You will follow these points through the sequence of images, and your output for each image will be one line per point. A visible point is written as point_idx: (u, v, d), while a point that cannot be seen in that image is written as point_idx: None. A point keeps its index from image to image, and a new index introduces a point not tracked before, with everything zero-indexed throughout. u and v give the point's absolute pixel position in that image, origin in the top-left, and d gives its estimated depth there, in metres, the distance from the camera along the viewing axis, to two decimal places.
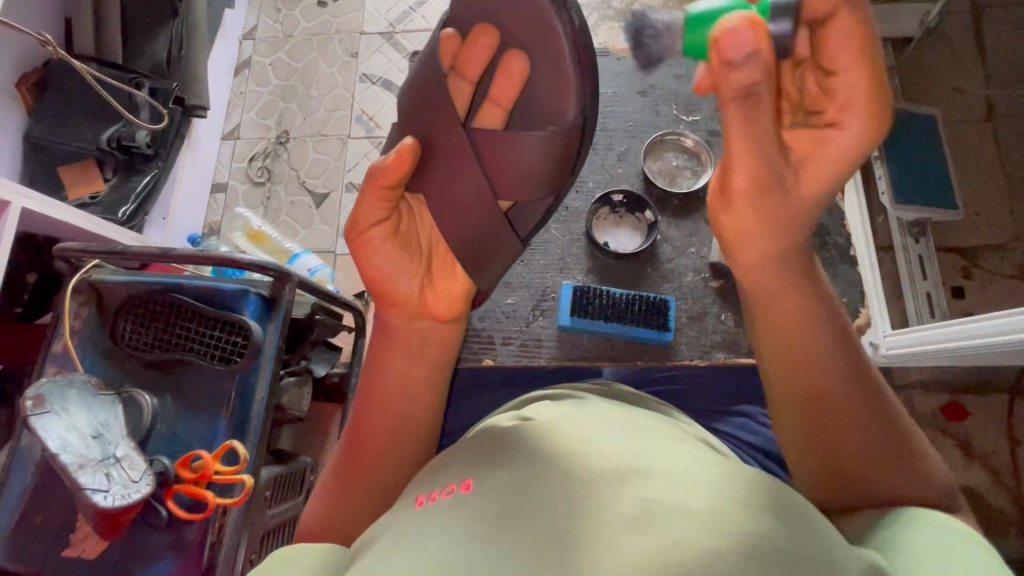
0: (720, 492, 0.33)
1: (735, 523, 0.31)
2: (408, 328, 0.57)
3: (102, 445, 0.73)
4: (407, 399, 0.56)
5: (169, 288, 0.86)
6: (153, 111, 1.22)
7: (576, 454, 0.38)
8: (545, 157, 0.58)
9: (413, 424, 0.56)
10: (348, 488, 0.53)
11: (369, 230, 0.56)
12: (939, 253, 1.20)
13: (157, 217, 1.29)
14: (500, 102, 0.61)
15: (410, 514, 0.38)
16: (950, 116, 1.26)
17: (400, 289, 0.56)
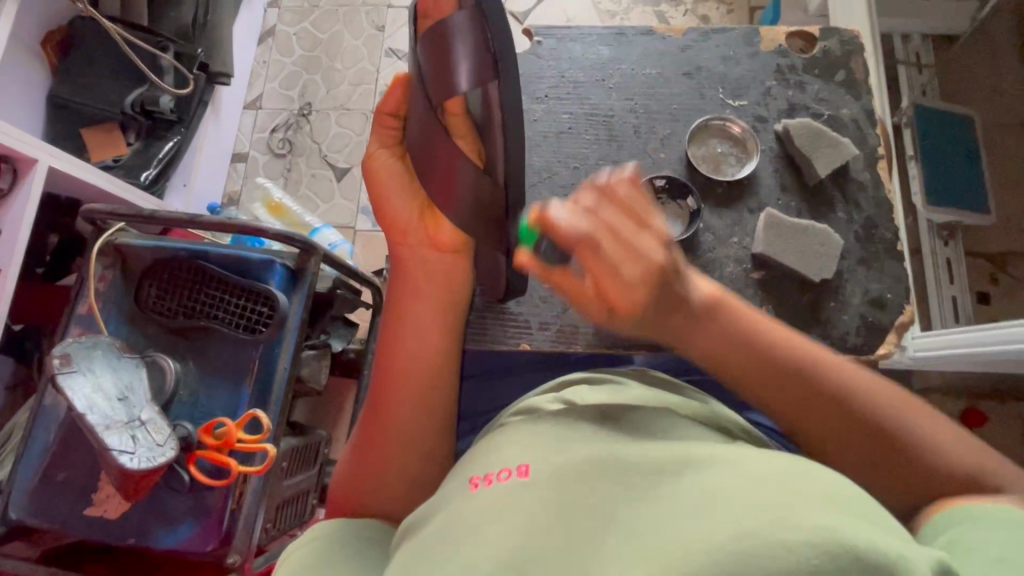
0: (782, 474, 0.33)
1: (799, 506, 0.30)
2: (410, 261, 0.59)
3: (128, 408, 0.74)
4: (418, 357, 0.57)
5: (195, 255, 0.86)
6: (177, 76, 1.21)
7: (624, 447, 0.38)
8: (471, 67, 0.48)
9: (434, 390, 0.57)
10: (377, 463, 0.54)
11: (380, 164, 0.61)
12: (968, 258, 1.18)
13: (178, 184, 1.29)
14: (438, 14, 0.50)
15: (461, 496, 0.38)
16: (987, 118, 1.23)
17: (400, 217, 0.60)
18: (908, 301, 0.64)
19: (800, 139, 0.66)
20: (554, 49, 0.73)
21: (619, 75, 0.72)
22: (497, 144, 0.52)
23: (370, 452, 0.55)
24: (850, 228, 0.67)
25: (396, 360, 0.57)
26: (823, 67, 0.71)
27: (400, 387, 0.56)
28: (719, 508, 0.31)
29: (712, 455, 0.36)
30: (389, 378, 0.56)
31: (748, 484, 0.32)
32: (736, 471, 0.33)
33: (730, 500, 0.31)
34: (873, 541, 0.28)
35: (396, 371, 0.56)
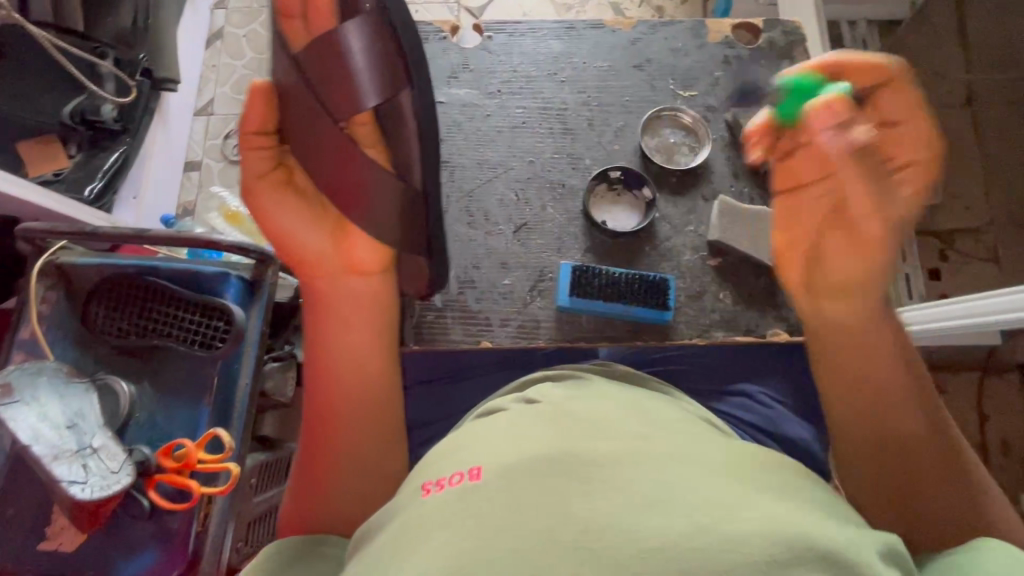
0: (735, 474, 0.34)
1: (754, 502, 0.31)
2: (327, 290, 0.58)
3: (77, 435, 0.70)
4: (350, 371, 0.55)
5: (143, 271, 0.82)
6: (119, 84, 1.16)
7: (582, 441, 0.37)
8: (376, 63, 0.53)
9: (364, 398, 0.55)
10: (322, 484, 0.52)
11: (263, 192, 0.58)
12: (918, 236, 1.23)
13: (126, 197, 1.23)
14: (317, 19, 0.53)
15: (414, 503, 0.37)
16: (930, 100, 1.28)
17: (306, 242, 0.58)
18: None
19: (748, 127, 0.67)
20: (502, 45, 0.72)
21: (571, 68, 0.72)
22: (411, 134, 0.57)
23: (312, 470, 0.53)
24: None
25: (324, 380, 0.56)
26: (767, 57, 0.72)
27: (332, 405, 0.55)
28: (675, 506, 0.31)
29: (673, 450, 0.36)
30: (320, 399, 0.55)
31: (701, 482, 0.32)
32: (704, 471, 0.34)
33: (683, 497, 0.31)
34: (817, 532, 0.29)
35: (326, 403, 0.55)
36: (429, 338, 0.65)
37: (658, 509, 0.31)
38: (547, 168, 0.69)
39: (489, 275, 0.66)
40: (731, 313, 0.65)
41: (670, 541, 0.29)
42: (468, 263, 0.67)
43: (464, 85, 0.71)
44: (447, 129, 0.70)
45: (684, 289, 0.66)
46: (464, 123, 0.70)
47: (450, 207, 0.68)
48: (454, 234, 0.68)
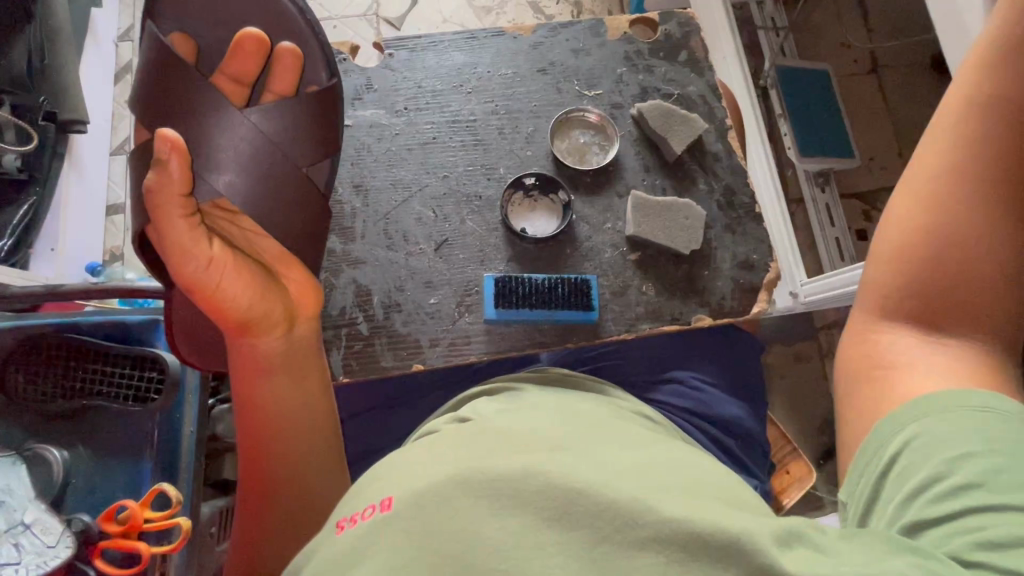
0: (638, 477, 0.35)
1: (656, 503, 0.32)
2: (273, 349, 0.57)
3: (6, 513, 0.67)
4: (299, 419, 0.57)
5: (62, 329, 0.79)
6: (20, 132, 1.07)
7: (486, 457, 0.36)
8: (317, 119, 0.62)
9: (301, 438, 0.56)
10: (273, 520, 0.54)
11: (185, 253, 0.53)
12: (842, 199, 1.29)
13: (44, 250, 1.16)
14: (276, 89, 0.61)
15: (327, 542, 0.35)
16: (838, 70, 1.34)
17: (243, 302, 0.55)
18: (772, 259, 0.69)
19: (653, 120, 0.69)
20: (404, 62, 0.72)
21: (476, 78, 0.72)
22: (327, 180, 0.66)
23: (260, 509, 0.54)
24: (711, 199, 0.70)
25: (276, 431, 0.56)
26: (666, 50, 0.74)
27: (276, 451, 0.55)
28: (581, 516, 0.32)
29: (583, 459, 0.36)
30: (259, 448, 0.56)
31: (608, 487, 0.33)
32: (611, 474, 0.34)
33: (587, 505, 0.32)
34: (716, 528, 0.31)
35: (278, 454, 0.55)
36: (361, 367, 0.64)
37: (561, 521, 0.31)
38: (462, 182, 0.69)
39: (415, 296, 0.66)
40: (657, 303, 0.67)
41: (572, 555, 0.30)
42: (392, 285, 0.66)
43: (370, 105, 0.70)
44: (357, 152, 0.69)
45: (608, 285, 0.67)
46: (374, 144, 0.70)
47: (368, 232, 0.67)
48: (375, 258, 0.67)
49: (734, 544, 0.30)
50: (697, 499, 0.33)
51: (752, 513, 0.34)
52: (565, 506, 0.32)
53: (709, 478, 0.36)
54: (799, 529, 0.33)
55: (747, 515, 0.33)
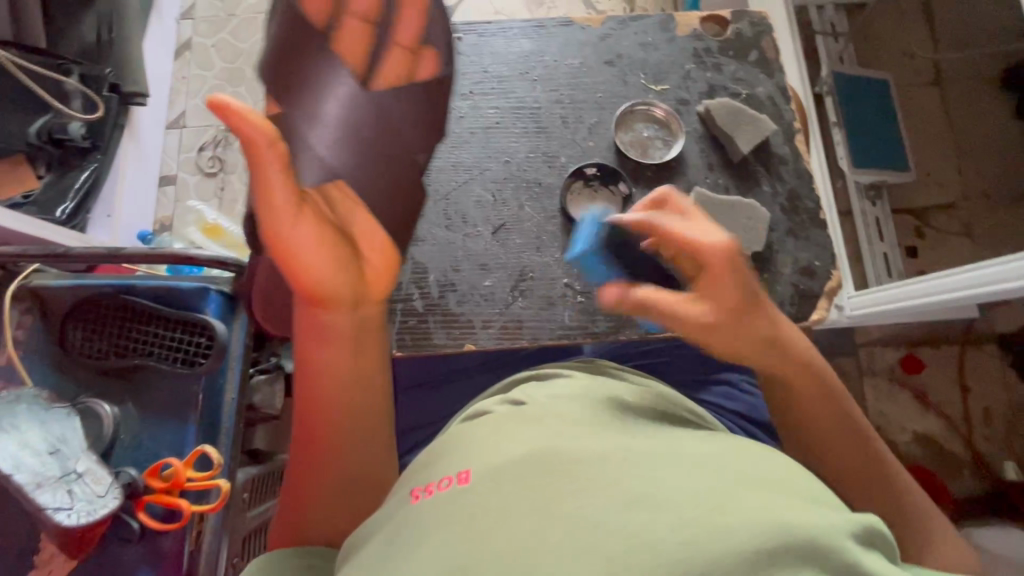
0: (711, 470, 0.35)
1: (735, 495, 0.32)
2: (345, 327, 0.55)
3: (61, 461, 0.69)
4: (353, 397, 0.56)
5: (121, 290, 0.80)
6: (86, 100, 1.13)
7: (557, 441, 0.37)
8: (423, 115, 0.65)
9: (350, 412, 0.56)
10: (320, 494, 0.55)
11: (275, 214, 0.49)
12: (895, 215, 1.25)
13: (101, 215, 1.20)
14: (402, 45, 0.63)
15: (403, 510, 0.38)
16: (899, 81, 1.30)
17: (323, 277, 0.51)
18: (834, 266, 0.67)
19: (721, 118, 0.68)
20: (473, 46, 0.72)
21: (542, 66, 0.72)
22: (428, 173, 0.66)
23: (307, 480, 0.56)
24: (774, 201, 0.69)
25: (331, 407, 0.55)
26: (735, 48, 0.73)
27: (329, 421, 0.55)
28: (658, 499, 0.32)
29: (650, 451, 0.36)
30: (311, 418, 0.56)
31: (684, 475, 0.33)
32: (683, 466, 0.35)
33: (667, 494, 0.32)
34: (800, 523, 0.31)
35: (330, 429, 0.55)
36: (414, 343, 0.65)
37: (643, 506, 0.32)
38: (522, 168, 0.69)
39: (470, 277, 0.67)
40: None
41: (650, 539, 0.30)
42: (448, 265, 0.67)
43: None
44: None
45: None
46: None
47: (427, 211, 0.68)
48: (433, 238, 0.68)
49: (820, 544, 0.30)
50: (777, 497, 0.33)
51: (832, 512, 0.33)
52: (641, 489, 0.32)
53: (785, 477, 0.36)
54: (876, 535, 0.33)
55: (828, 516, 0.33)
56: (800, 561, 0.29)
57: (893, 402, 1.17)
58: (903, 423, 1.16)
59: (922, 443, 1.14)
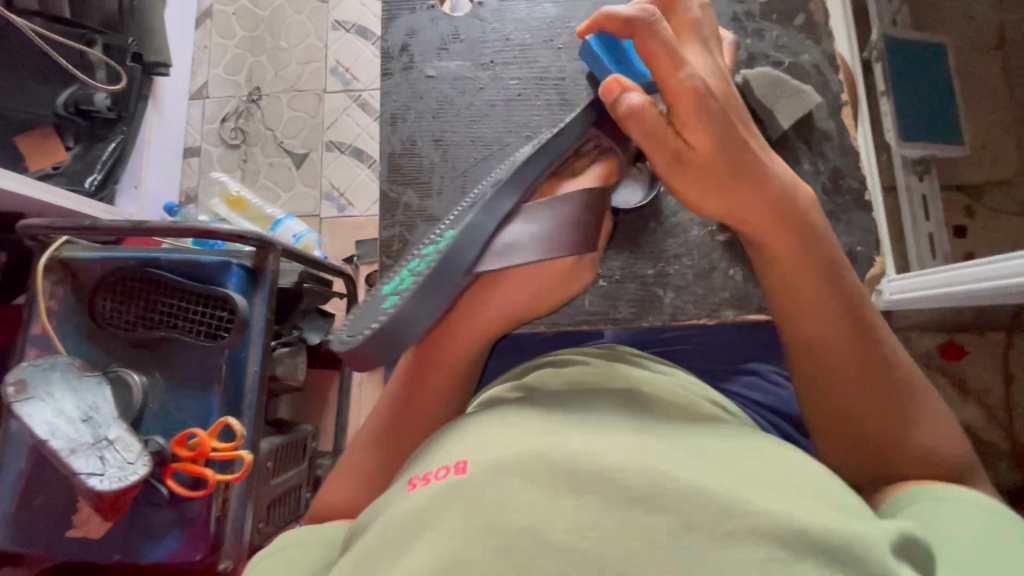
0: (719, 462, 0.35)
1: (751, 490, 0.32)
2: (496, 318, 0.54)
3: (93, 428, 0.72)
4: (455, 375, 0.54)
5: (146, 263, 0.81)
6: (110, 71, 1.13)
7: (569, 437, 0.37)
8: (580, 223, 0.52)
9: (455, 402, 0.54)
10: (393, 461, 0.52)
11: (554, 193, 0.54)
12: (943, 191, 1.17)
13: (128, 186, 1.22)
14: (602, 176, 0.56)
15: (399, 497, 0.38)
16: (959, 45, 1.20)
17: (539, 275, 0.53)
18: (877, 253, 0.64)
19: (759, 90, 0.64)
20: (495, 12, 0.69)
21: (568, 34, 0.68)
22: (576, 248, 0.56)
23: (387, 446, 0.53)
24: (816, 181, 0.66)
25: (436, 369, 0.54)
26: (779, 12, 0.68)
27: (433, 385, 0.53)
28: (666, 493, 0.32)
29: (661, 445, 0.36)
30: (417, 392, 0.54)
31: (700, 470, 0.34)
32: (689, 460, 0.35)
33: (669, 492, 0.32)
34: (817, 521, 0.31)
35: (421, 391, 0.53)
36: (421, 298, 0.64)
37: (646, 502, 0.32)
38: None
39: None
40: (743, 289, 0.65)
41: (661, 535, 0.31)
42: None
43: (455, 57, 0.68)
44: (438, 105, 0.68)
45: (692, 266, 0.66)
46: (456, 98, 0.68)
47: (445, 189, 0.66)
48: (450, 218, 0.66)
49: (832, 542, 0.30)
50: (789, 495, 0.33)
51: (852, 514, 0.33)
52: (653, 481, 0.33)
53: (804, 475, 0.36)
54: (902, 535, 0.33)
55: (848, 515, 0.32)
56: (811, 556, 0.30)
57: None
58: None
59: None
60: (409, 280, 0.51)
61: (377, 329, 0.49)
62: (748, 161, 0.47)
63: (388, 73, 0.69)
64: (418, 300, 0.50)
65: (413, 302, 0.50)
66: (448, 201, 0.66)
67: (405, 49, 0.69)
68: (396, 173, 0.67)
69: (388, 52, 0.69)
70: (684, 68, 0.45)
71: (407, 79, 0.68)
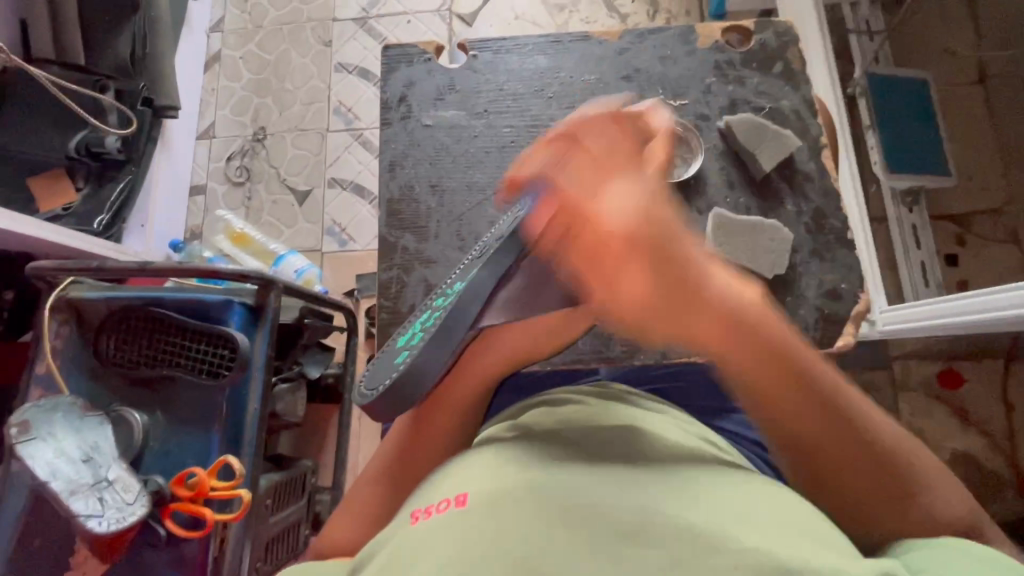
0: (700, 500, 0.36)
1: (735, 532, 0.33)
2: (481, 368, 0.56)
3: (94, 468, 0.72)
4: (451, 417, 0.55)
5: (149, 302, 0.82)
6: (121, 115, 1.16)
7: (561, 476, 0.38)
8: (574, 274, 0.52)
9: (460, 435, 0.55)
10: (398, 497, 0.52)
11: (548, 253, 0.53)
12: (933, 221, 1.19)
13: (135, 225, 1.25)
14: None
15: (395, 537, 0.38)
16: (939, 80, 1.24)
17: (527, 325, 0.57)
18: (863, 290, 0.66)
19: (743, 134, 0.67)
20: (488, 63, 0.72)
21: (558, 83, 0.71)
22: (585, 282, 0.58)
23: (394, 478, 0.53)
24: (800, 220, 0.68)
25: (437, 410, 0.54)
26: (759, 60, 0.71)
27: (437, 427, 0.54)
28: (651, 536, 0.33)
29: (650, 485, 0.37)
30: (426, 426, 0.54)
31: (686, 511, 0.34)
32: (676, 500, 0.36)
33: (649, 531, 0.33)
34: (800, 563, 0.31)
35: (423, 427, 0.54)
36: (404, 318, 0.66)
37: (632, 541, 0.33)
38: None
39: None
40: None
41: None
42: None
43: (451, 106, 0.71)
44: (436, 152, 0.70)
45: None
46: (453, 145, 0.71)
47: (441, 232, 0.68)
48: (446, 258, 0.68)
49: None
50: (770, 535, 0.33)
51: (836, 554, 0.34)
52: (637, 524, 0.33)
53: (787, 514, 0.36)
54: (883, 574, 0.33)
55: (832, 555, 0.33)
56: None
57: (929, 417, 1.11)
58: (941, 440, 1.10)
59: (962, 462, 1.08)
60: (421, 336, 0.51)
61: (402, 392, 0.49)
62: (676, 258, 0.37)
63: (387, 121, 0.72)
64: (430, 349, 0.49)
65: (422, 358, 0.49)
66: (446, 242, 0.68)
67: (403, 99, 0.72)
68: (394, 217, 0.69)
69: (388, 102, 0.72)
70: (650, 133, 0.47)
71: (405, 128, 0.71)
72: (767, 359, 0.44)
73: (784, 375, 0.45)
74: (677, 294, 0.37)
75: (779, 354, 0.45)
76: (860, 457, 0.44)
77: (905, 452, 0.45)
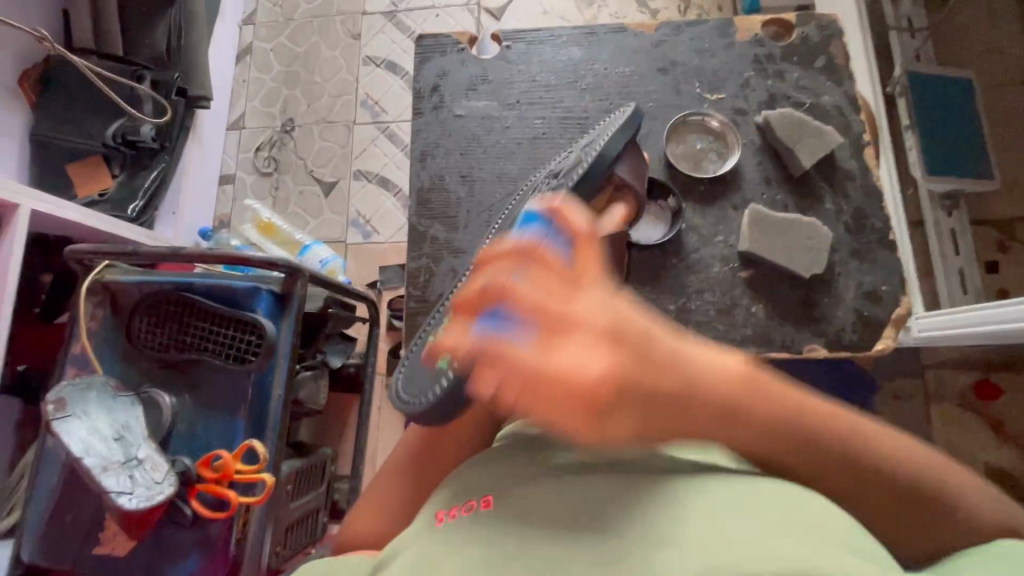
0: (734, 502, 0.35)
1: (770, 537, 0.32)
2: None
3: (125, 447, 0.74)
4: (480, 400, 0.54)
5: (181, 287, 0.84)
6: (156, 104, 1.19)
7: None
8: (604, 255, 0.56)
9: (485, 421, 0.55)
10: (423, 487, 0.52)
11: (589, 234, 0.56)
12: (972, 226, 1.15)
13: (167, 212, 1.28)
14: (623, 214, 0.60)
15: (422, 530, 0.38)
16: (984, 79, 1.19)
17: None
18: (903, 292, 0.64)
19: (782, 129, 0.65)
20: (521, 54, 0.72)
21: (592, 75, 0.70)
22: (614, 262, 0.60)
23: (419, 470, 0.53)
24: (839, 220, 0.66)
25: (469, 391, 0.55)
26: (799, 54, 0.70)
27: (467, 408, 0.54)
28: (684, 538, 0.32)
29: (682, 489, 0.37)
30: (453, 420, 0.54)
31: (720, 514, 0.34)
32: (708, 501, 0.35)
33: None
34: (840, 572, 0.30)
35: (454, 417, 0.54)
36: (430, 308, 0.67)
37: (663, 542, 0.32)
38: None
39: None
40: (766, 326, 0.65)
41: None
42: None
43: (483, 97, 0.71)
44: (467, 143, 0.70)
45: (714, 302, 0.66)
46: (484, 136, 0.70)
47: (471, 223, 0.68)
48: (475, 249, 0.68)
49: None
50: (808, 539, 0.33)
51: (877, 564, 0.33)
52: None
53: (824, 521, 0.35)
54: None
55: (873, 566, 0.32)
56: None
57: (962, 428, 1.08)
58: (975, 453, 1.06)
59: (996, 475, 1.05)
60: None
61: (442, 391, 0.49)
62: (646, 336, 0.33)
63: (419, 111, 0.72)
64: None
65: None
66: (475, 233, 0.68)
67: (436, 89, 0.72)
68: (424, 207, 0.69)
69: (420, 92, 0.73)
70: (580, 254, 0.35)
71: (437, 118, 0.71)
72: (780, 371, 0.42)
73: (801, 377, 0.43)
74: (655, 363, 0.33)
75: (789, 368, 0.43)
76: (894, 439, 0.42)
77: (938, 438, 0.43)
